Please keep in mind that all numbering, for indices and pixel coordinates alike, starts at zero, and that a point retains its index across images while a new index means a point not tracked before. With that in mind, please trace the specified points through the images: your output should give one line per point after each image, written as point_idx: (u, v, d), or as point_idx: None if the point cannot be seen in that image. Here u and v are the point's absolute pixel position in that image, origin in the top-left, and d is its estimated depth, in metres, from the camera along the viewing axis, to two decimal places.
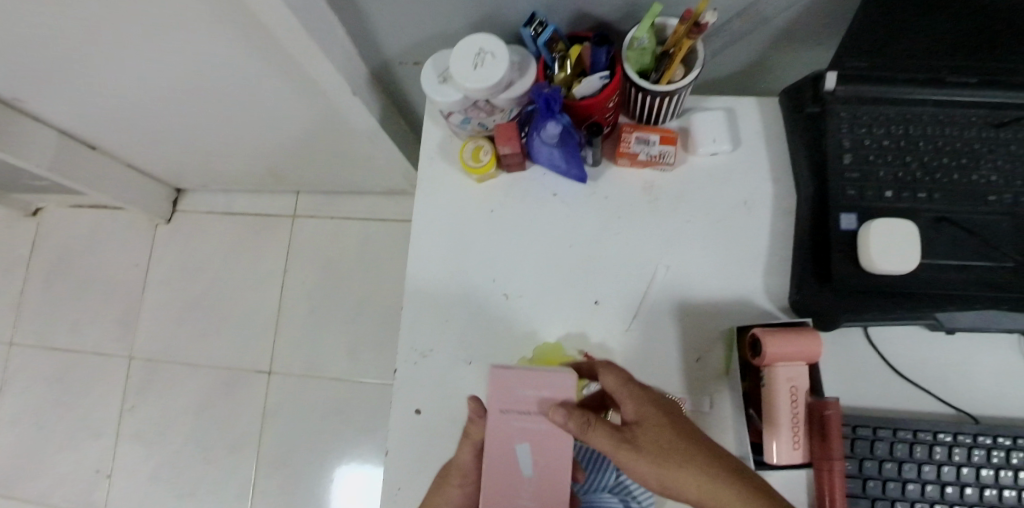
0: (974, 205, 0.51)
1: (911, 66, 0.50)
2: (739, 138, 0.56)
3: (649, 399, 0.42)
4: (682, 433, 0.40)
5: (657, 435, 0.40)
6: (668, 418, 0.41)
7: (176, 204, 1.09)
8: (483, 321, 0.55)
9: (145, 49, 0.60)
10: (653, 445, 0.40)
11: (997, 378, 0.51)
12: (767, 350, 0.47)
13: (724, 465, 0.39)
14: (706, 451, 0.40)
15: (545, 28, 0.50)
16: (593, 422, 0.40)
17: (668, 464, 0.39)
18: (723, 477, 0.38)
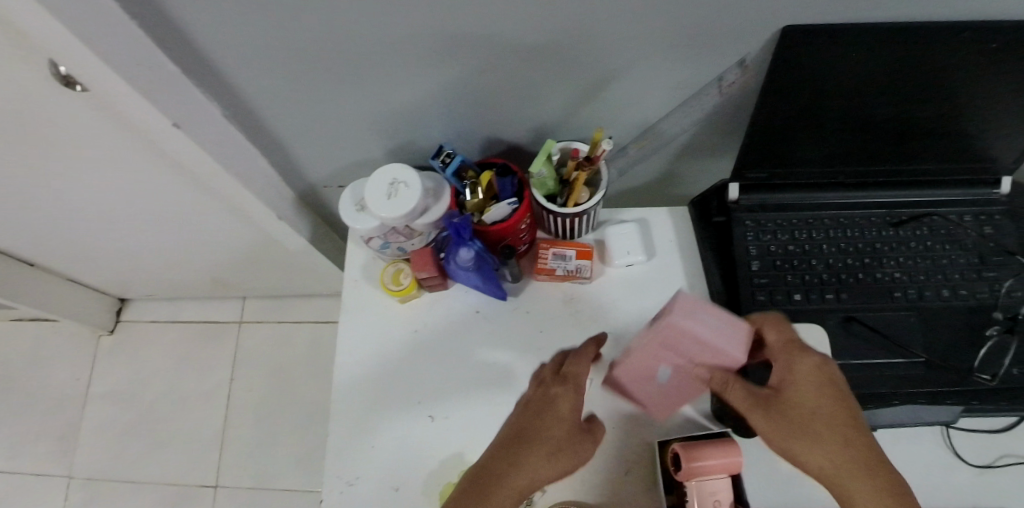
0: (881, 303, 0.52)
1: (811, 169, 0.53)
2: (653, 246, 0.58)
3: (806, 372, 0.44)
4: (846, 439, 0.42)
5: (805, 406, 0.43)
6: (826, 406, 0.43)
7: (119, 316, 1.08)
8: (411, 444, 0.53)
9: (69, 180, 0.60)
10: (795, 416, 0.43)
11: (925, 471, 0.51)
12: (686, 464, 0.46)
13: (853, 469, 0.41)
14: (855, 459, 0.41)
15: (452, 159, 0.53)
16: (730, 386, 0.44)
17: (804, 438, 0.42)
18: (866, 487, 0.40)
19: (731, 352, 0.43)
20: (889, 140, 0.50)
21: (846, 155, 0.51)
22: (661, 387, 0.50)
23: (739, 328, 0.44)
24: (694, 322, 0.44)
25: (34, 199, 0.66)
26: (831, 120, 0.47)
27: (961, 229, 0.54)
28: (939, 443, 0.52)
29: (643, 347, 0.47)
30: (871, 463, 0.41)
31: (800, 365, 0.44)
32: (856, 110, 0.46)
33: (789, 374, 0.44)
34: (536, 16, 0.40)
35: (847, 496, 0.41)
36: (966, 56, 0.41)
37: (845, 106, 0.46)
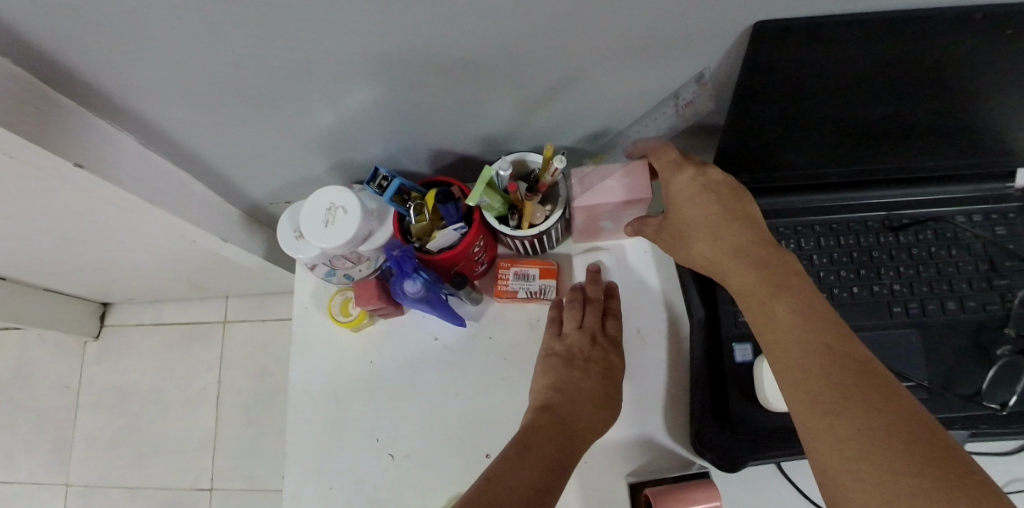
0: (877, 320, 0.47)
1: (799, 169, 0.47)
2: (624, 262, 0.52)
3: (684, 188, 0.41)
4: (752, 265, 0.38)
5: (691, 223, 0.41)
6: (717, 234, 0.40)
7: (103, 321, 1.06)
8: (374, 483, 0.50)
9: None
10: (681, 230, 0.42)
11: None
12: None
13: (767, 292, 0.36)
14: (767, 280, 0.37)
15: (389, 183, 0.47)
16: (648, 221, 0.46)
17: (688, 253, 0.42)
18: (745, 285, 0.38)
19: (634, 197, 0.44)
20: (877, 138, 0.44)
21: (838, 151, 0.45)
22: (614, 231, 0.51)
23: (636, 179, 0.45)
24: (603, 192, 0.45)
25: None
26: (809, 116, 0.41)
27: (968, 233, 0.48)
28: None
29: (581, 229, 0.50)
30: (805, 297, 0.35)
31: (675, 182, 0.42)
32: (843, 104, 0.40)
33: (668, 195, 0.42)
34: (456, 27, 0.34)
35: (773, 334, 0.35)
36: (972, 43, 0.34)
37: (825, 101, 0.40)
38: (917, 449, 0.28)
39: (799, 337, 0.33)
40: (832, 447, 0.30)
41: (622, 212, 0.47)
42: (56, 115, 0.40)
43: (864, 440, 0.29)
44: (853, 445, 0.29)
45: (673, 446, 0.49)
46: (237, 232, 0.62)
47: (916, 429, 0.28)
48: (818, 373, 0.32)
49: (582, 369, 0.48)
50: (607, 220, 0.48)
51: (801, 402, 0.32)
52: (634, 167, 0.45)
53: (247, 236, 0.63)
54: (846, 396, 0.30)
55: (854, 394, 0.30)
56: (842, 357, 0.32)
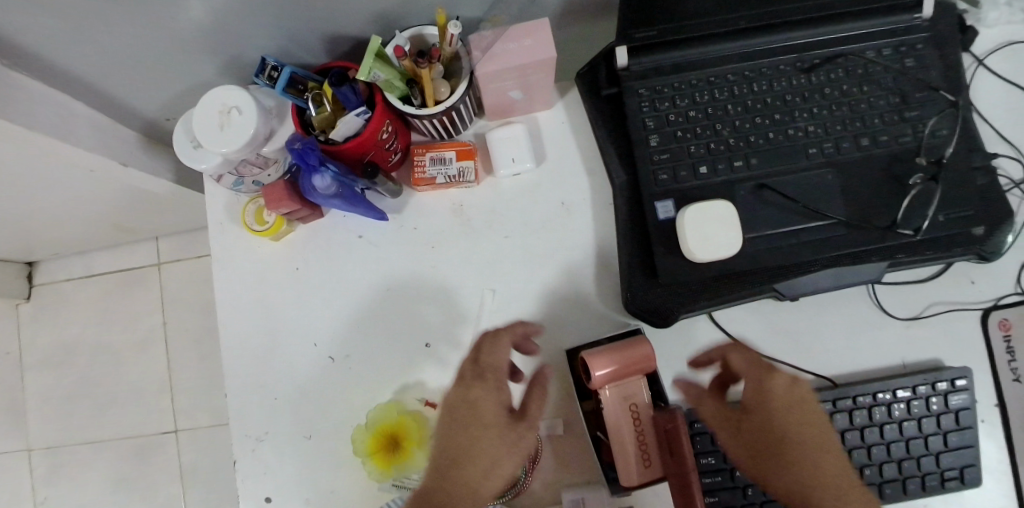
0: (793, 164, 0.47)
1: (708, 14, 0.44)
2: (543, 142, 0.51)
3: (765, 378, 0.44)
4: (798, 408, 0.43)
5: (773, 422, 0.43)
6: (773, 386, 0.44)
7: (32, 280, 1.00)
8: (316, 384, 0.50)
9: None
10: (755, 427, 0.44)
11: (852, 334, 0.51)
12: (600, 371, 0.43)
13: (809, 410, 0.43)
14: (793, 405, 0.44)
15: (279, 73, 0.43)
16: (704, 399, 0.46)
17: (744, 431, 0.44)
18: (792, 420, 0.43)
19: (540, 58, 0.41)
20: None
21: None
22: (525, 102, 0.48)
23: (541, 38, 0.41)
24: (507, 54, 0.41)
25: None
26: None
27: (878, 67, 0.48)
28: (861, 301, 0.51)
29: (491, 103, 0.47)
30: (810, 409, 0.44)
31: (769, 390, 0.44)
32: None
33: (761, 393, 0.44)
34: None
35: (785, 466, 0.42)
36: None
37: None
38: (801, 419, 0.43)
39: (839, 478, 0.41)
40: (831, 481, 0.41)
41: (533, 76, 0.44)
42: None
43: (854, 493, 0.40)
44: (842, 485, 0.40)
45: (607, 312, 0.50)
46: (135, 152, 0.57)
47: (826, 443, 0.43)
48: (821, 474, 0.41)
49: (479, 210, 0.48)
50: (517, 90, 0.45)
51: (795, 460, 0.42)
52: (537, 24, 0.41)
53: (148, 156, 0.59)
54: (830, 452, 0.42)
55: (853, 483, 0.41)
56: (830, 443, 0.43)
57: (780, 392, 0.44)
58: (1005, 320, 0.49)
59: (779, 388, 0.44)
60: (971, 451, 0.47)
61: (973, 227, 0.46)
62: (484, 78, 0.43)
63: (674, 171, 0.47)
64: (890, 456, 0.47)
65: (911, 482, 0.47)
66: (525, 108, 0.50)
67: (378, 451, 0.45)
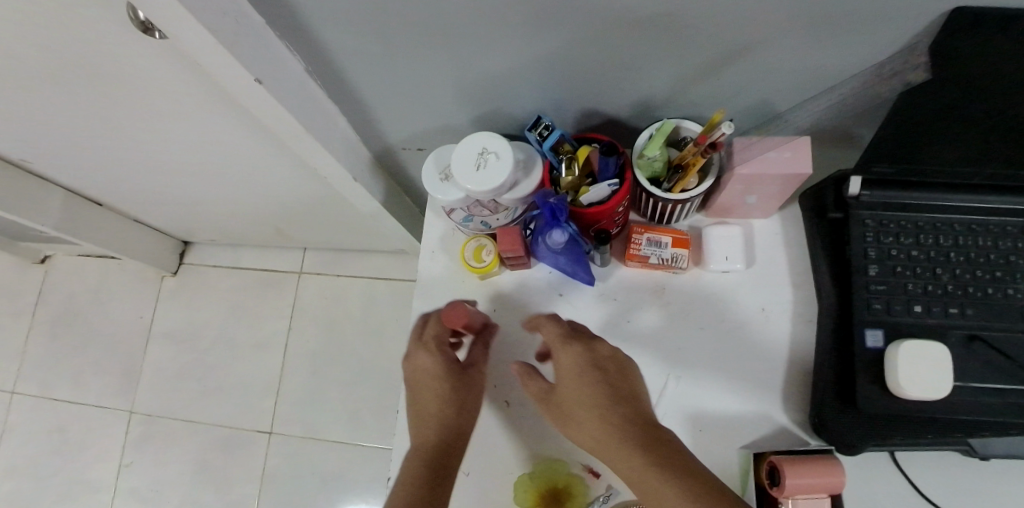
0: (1009, 323, 0.47)
1: (952, 166, 0.45)
2: (755, 256, 0.53)
3: (582, 376, 0.46)
4: (598, 411, 0.43)
5: (572, 405, 0.45)
6: (598, 408, 0.44)
7: (182, 258, 1.09)
8: (486, 424, 0.52)
9: (150, 118, 0.60)
10: (570, 394, 0.45)
11: None
12: (789, 480, 0.44)
13: (647, 463, 0.39)
14: (629, 422, 0.42)
15: (550, 132, 0.49)
16: (584, 377, 0.46)
17: (587, 418, 0.44)
18: (594, 421, 0.43)
19: (793, 172, 0.44)
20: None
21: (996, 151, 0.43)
22: (751, 207, 0.51)
23: (804, 154, 0.44)
24: (767, 162, 0.44)
25: (118, 138, 0.66)
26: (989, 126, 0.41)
27: None
28: None
29: (722, 201, 0.50)
30: (639, 421, 0.43)
31: (562, 358, 0.47)
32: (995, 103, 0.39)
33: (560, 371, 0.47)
34: None
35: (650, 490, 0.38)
36: None
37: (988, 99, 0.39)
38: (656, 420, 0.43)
39: (657, 478, 0.38)
40: (655, 489, 0.38)
41: (775, 186, 0.46)
42: (246, 24, 0.42)
43: (666, 485, 0.38)
44: (668, 490, 0.37)
45: (789, 424, 0.49)
46: (364, 174, 0.64)
47: (667, 456, 0.39)
48: (645, 491, 0.38)
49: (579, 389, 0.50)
50: (754, 195, 0.48)
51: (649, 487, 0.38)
52: (801, 140, 0.44)
53: (370, 179, 0.66)
54: (675, 462, 0.39)
55: (654, 465, 0.39)
56: (633, 436, 0.42)
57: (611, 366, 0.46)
58: None
59: (569, 363, 0.47)
60: None
61: None
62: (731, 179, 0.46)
63: (888, 301, 0.47)
64: None
65: None
66: (747, 212, 0.53)
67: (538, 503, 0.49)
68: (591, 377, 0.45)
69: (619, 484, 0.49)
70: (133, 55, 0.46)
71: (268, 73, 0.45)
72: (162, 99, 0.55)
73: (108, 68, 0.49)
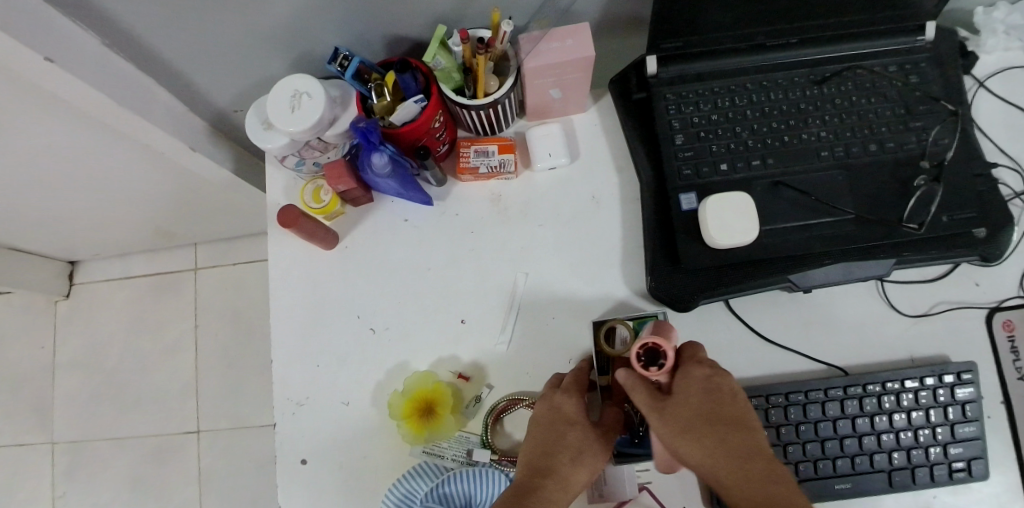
0: (806, 165, 0.52)
1: (735, 28, 0.48)
2: (578, 151, 0.55)
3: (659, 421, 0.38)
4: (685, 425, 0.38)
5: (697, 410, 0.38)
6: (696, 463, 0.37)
7: (72, 280, 1.04)
8: (356, 356, 0.54)
9: None
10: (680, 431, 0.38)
11: (863, 328, 0.53)
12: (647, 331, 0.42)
13: (705, 427, 0.37)
14: (702, 435, 0.37)
15: (350, 61, 0.49)
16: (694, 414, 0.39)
17: (688, 442, 0.37)
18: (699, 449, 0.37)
19: (578, 56, 0.47)
20: (809, 1, 0.46)
21: (771, 7, 0.46)
22: (563, 102, 0.53)
23: (584, 39, 0.47)
24: (553, 54, 0.47)
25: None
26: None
27: (886, 81, 0.52)
28: (871, 298, 0.54)
29: (533, 101, 0.52)
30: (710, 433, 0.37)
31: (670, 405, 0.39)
32: None
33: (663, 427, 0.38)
34: None
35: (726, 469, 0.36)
36: None
37: None
38: (733, 415, 0.38)
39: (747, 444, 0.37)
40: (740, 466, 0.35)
41: (572, 74, 0.49)
42: (24, 6, 0.40)
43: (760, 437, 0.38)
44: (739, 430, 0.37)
45: (631, 296, 0.53)
46: (201, 144, 0.62)
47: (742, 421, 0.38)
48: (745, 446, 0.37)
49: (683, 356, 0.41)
50: (557, 88, 0.51)
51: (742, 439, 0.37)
52: (579, 26, 0.47)
53: (213, 148, 0.65)
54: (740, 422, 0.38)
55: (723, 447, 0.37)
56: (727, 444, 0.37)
57: (699, 392, 0.39)
58: (1008, 320, 0.52)
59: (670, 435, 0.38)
60: (976, 444, 0.49)
61: (975, 229, 0.50)
62: (530, 74, 0.48)
63: (697, 166, 0.51)
64: (899, 444, 0.50)
65: (919, 471, 0.49)
66: (563, 110, 0.55)
67: (412, 414, 0.50)
68: (699, 392, 0.39)
69: (488, 383, 0.53)
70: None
71: (64, 52, 0.44)
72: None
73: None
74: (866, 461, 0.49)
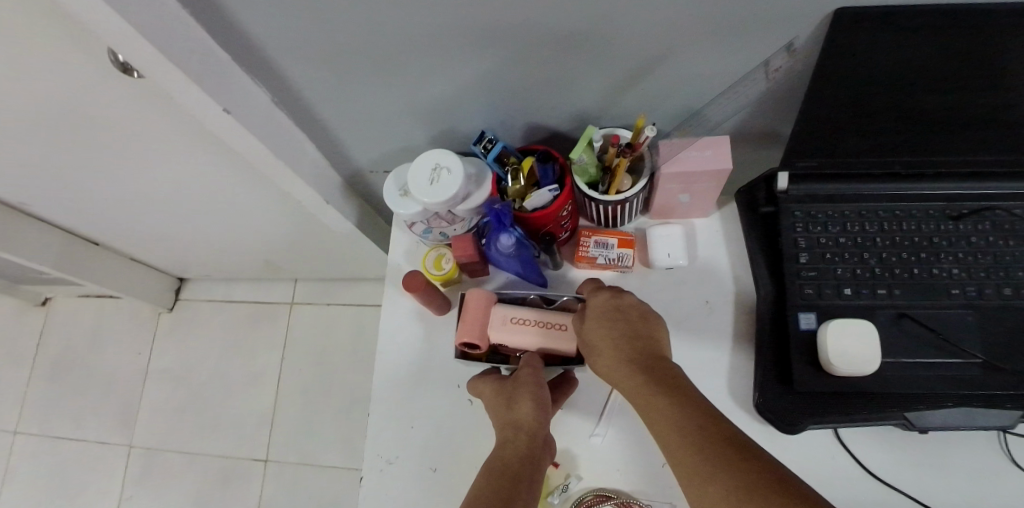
0: (936, 300, 0.50)
1: (874, 155, 0.50)
2: (694, 253, 0.57)
3: (599, 345, 0.46)
4: (641, 377, 0.42)
5: (632, 356, 0.44)
6: (625, 383, 0.43)
7: (178, 295, 1.14)
8: (451, 424, 0.55)
9: (137, 160, 0.65)
10: (611, 352, 0.45)
11: (996, 485, 0.49)
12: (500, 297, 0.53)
13: (653, 390, 0.41)
14: (648, 382, 0.42)
15: (494, 144, 0.53)
16: (628, 333, 0.46)
17: (624, 374, 0.44)
18: (635, 390, 0.42)
19: (713, 167, 0.50)
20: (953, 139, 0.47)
21: (917, 140, 0.48)
22: (687, 206, 0.56)
23: (722, 151, 0.50)
24: (689, 162, 0.50)
25: (107, 180, 0.72)
26: (887, 116, 0.46)
27: None
28: (1005, 452, 0.49)
29: (659, 201, 0.55)
30: (669, 387, 0.41)
31: (593, 323, 0.47)
32: (905, 95, 0.43)
33: (598, 361, 0.46)
34: (566, 10, 0.40)
35: (655, 423, 0.40)
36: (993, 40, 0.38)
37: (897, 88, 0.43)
38: (672, 386, 0.41)
39: (684, 425, 0.38)
40: (665, 424, 0.39)
41: (703, 183, 0.52)
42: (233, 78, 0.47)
43: (687, 428, 0.37)
44: (675, 414, 0.39)
45: (736, 406, 0.52)
46: (335, 198, 0.69)
47: (693, 411, 0.39)
48: (671, 413, 0.39)
49: (630, 313, 0.47)
50: (687, 193, 0.54)
51: (660, 400, 0.40)
52: (720, 140, 0.50)
53: (344, 202, 0.71)
54: (691, 416, 0.38)
55: (656, 399, 0.40)
56: (684, 404, 0.39)
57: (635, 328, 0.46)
58: None
59: (603, 363, 0.46)
60: None
61: None
62: (663, 179, 0.51)
63: (819, 286, 0.51)
64: None
65: None
66: (685, 213, 0.58)
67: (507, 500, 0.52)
68: (610, 321, 0.47)
69: (578, 473, 0.52)
70: (111, 96, 0.51)
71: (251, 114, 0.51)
72: (144, 139, 0.60)
73: (97, 113, 0.54)
74: None
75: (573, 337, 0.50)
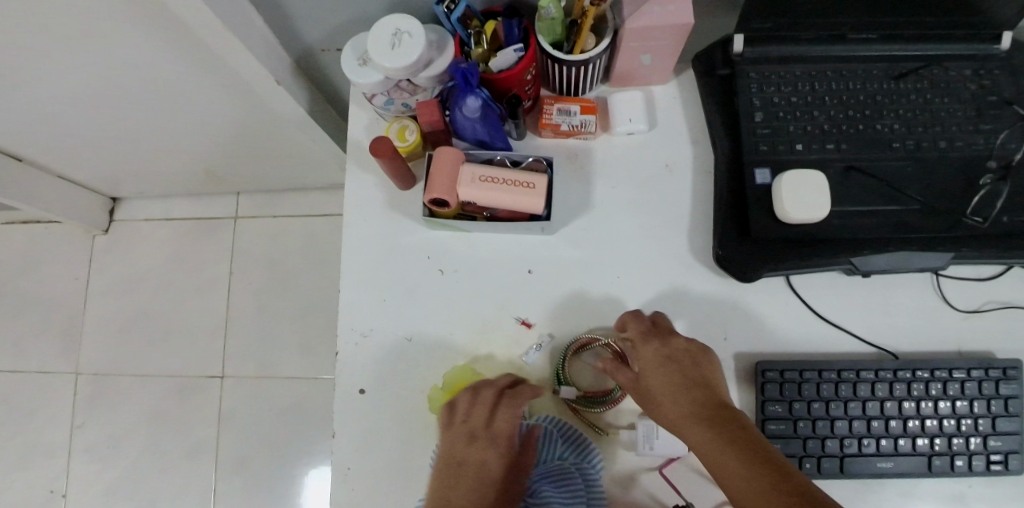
0: (878, 153, 0.53)
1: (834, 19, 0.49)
2: (656, 119, 0.58)
3: (662, 374, 0.45)
4: (692, 406, 0.42)
5: (702, 400, 0.43)
6: (678, 399, 0.43)
7: (111, 217, 1.06)
8: (422, 295, 0.55)
9: (51, 56, 0.57)
10: (674, 356, 0.45)
11: (918, 317, 0.55)
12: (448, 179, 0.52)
13: (725, 450, 0.39)
14: (717, 433, 0.40)
15: (456, 5, 0.50)
16: (668, 364, 0.45)
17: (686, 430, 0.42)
18: (704, 437, 0.40)
19: (677, 23, 0.48)
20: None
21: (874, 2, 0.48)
22: (649, 69, 0.56)
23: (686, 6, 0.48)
24: (653, 15, 0.48)
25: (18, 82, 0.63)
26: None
27: (960, 81, 0.54)
28: (927, 289, 0.55)
29: (621, 64, 0.55)
30: (709, 413, 0.41)
31: (644, 350, 0.47)
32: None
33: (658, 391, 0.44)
34: None
35: (730, 486, 0.37)
36: None
37: None
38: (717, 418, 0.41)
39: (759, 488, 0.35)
40: (734, 478, 0.37)
41: (665, 41, 0.51)
42: None
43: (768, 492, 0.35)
44: (753, 467, 0.37)
45: (695, 262, 0.55)
46: (285, 81, 0.64)
47: (769, 461, 0.37)
48: (754, 481, 0.36)
49: (693, 357, 0.45)
50: (649, 53, 0.53)
51: (712, 457, 0.39)
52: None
53: (294, 87, 0.67)
54: (760, 467, 0.37)
55: (710, 453, 0.39)
56: (754, 449, 0.38)
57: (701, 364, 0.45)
58: None
59: (669, 403, 0.44)
60: (1015, 438, 0.50)
61: None
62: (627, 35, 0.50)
63: (774, 144, 0.53)
64: (940, 430, 0.51)
65: (958, 458, 0.50)
66: (647, 78, 0.58)
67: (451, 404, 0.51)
68: (665, 365, 0.45)
69: (551, 332, 0.54)
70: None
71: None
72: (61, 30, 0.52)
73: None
74: (909, 443, 0.50)
75: (540, 193, 0.49)
